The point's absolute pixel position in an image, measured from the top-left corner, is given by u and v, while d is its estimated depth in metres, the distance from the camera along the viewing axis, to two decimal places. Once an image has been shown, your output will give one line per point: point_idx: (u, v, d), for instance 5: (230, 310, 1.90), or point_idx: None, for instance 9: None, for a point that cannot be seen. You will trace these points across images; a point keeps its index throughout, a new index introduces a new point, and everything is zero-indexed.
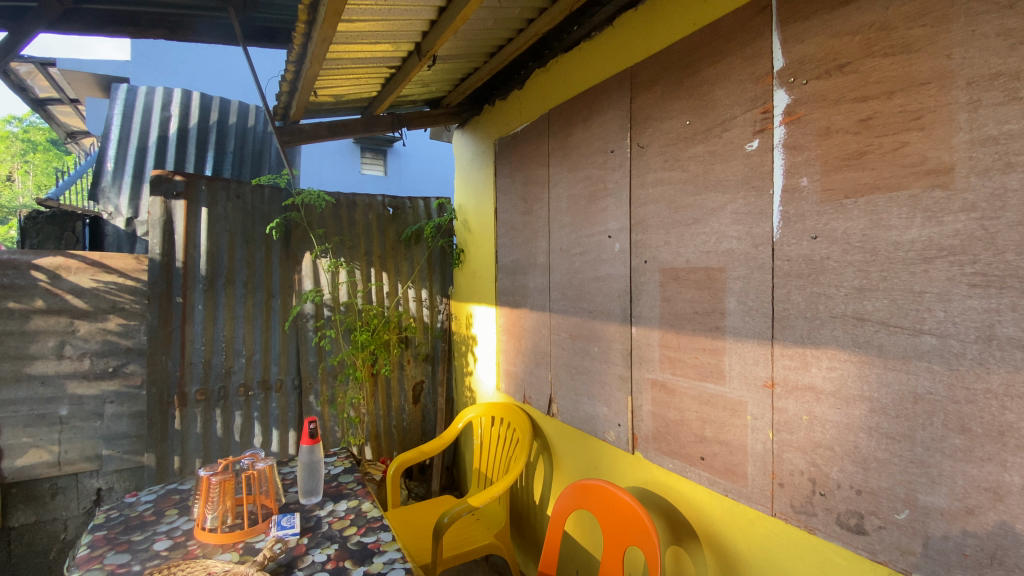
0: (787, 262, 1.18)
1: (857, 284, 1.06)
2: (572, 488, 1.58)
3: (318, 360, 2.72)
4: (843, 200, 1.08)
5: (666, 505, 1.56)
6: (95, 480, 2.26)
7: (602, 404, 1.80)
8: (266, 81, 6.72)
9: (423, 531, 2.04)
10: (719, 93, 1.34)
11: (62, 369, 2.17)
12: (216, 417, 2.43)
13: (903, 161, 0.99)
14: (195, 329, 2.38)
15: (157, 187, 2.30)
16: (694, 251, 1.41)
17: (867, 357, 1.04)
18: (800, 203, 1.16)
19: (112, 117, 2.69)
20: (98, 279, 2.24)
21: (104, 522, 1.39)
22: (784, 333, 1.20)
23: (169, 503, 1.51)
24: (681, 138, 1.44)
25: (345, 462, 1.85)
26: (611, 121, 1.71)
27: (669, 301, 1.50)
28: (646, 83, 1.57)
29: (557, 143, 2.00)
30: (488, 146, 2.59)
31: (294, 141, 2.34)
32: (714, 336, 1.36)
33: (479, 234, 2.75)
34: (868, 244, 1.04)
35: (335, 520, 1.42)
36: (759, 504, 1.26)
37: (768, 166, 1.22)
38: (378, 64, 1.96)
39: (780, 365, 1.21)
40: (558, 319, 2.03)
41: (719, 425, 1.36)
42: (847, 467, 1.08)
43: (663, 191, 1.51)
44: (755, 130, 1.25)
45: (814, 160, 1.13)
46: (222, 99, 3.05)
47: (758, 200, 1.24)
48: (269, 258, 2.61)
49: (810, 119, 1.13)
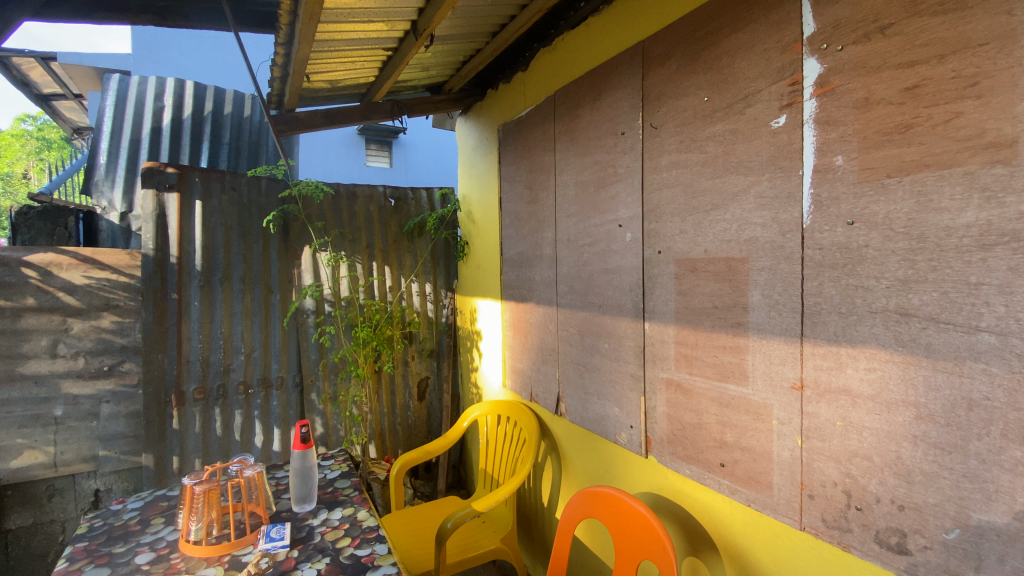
0: (819, 251, 1.06)
1: (901, 275, 0.94)
2: (580, 495, 1.48)
3: (319, 357, 2.64)
4: (884, 180, 0.96)
5: (682, 515, 1.45)
6: (93, 480, 2.21)
7: (612, 404, 1.69)
8: (258, 65, 6.58)
9: (426, 536, 1.97)
10: (740, 65, 1.22)
11: (56, 368, 2.11)
12: (215, 416, 2.38)
13: (956, 133, 0.86)
14: (191, 326, 2.32)
15: (149, 180, 2.22)
16: (713, 240, 1.29)
17: (913, 357, 0.92)
18: (834, 184, 1.03)
19: (104, 108, 2.60)
20: (90, 275, 2.17)
21: (87, 532, 1.33)
22: (815, 331, 1.08)
23: (156, 510, 1.44)
24: (699, 116, 1.32)
25: (343, 466, 1.77)
26: (622, 101, 1.59)
27: (685, 295, 1.38)
28: (659, 58, 1.44)
29: (564, 127, 1.88)
30: (491, 133, 2.49)
31: (289, 130, 2.25)
32: (735, 333, 1.25)
33: (483, 225, 2.65)
34: (915, 229, 0.91)
35: (328, 530, 1.34)
36: (786, 517, 1.15)
37: (797, 144, 1.10)
38: (373, 46, 1.85)
39: (810, 366, 1.09)
40: (566, 314, 1.92)
41: (741, 429, 1.25)
42: (888, 480, 0.97)
43: (679, 175, 1.39)
44: (782, 105, 1.13)
45: (851, 135, 1.00)
46: (217, 89, 2.94)
47: (786, 182, 1.12)
48: (267, 252, 2.53)
49: (846, 90, 1.01)
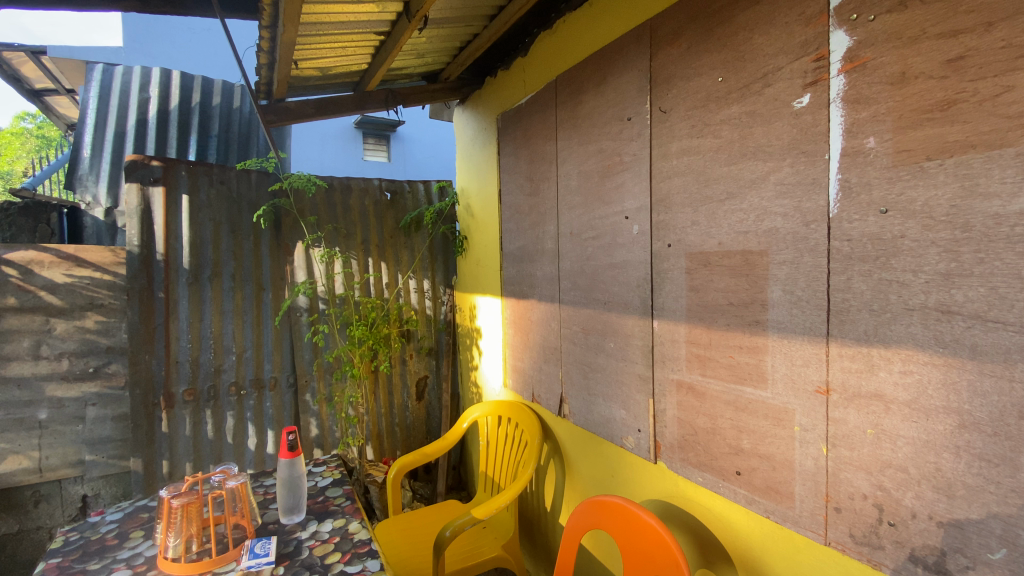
0: (847, 243, 0.97)
1: (942, 269, 0.84)
2: (587, 504, 1.39)
3: (313, 356, 2.55)
4: (923, 163, 0.86)
5: (695, 524, 1.37)
6: (80, 486, 2.16)
7: (619, 407, 1.60)
8: (249, 51, 6.48)
9: (424, 543, 1.89)
10: (758, 42, 1.12)
11: (39, 370, 2.05)
12: (206, 418, 2.30)
13: (1007, 110, 0.76)
14: (180, 325, 2.24)
15: (132, 173, 2.15)
16: (728, 232, 1.20)
17: (956, 360, 0.83)
18: (866, 168, 0.94)
19: (88, 100, 2.53)
20: (72, 273, 2.10)
21: (61, 547, 1.25)
22: (843, 330, 0.98)
23: (136, 523, 1.36)
24: (712, 98, 1.22)
25: (334, 473, 1.68)
26: (628, 85, 1.49)
27: (697, 291, 1.29)
28: (668, 37, 1.34)
29: (566, 114, 1.79)
30: (490, 123, 2.38)
31: (279, 121, 2.16)
32: (753, 332, 1.16)
33: (482, 219, 2.55)
34: (959, 217, 0.82)
35: (317, 544, 1.25)
36: (810, 531, 1.06)
37: (822, 125, 1.00)
38: (364, 30, 1.75)
39: (837, 368, 1.00)
40: (569, 312, 1.83)
41: (758, 435, 1.16)
42: (926, 494, 0.88)
43: (690, 162, 1.29)
44: (805, 83, 1.03)
45: (885, 114, 0.91)
46: (205, 78, 2.82)
47: (810, 167, 1.03)
48: (258, 249, 2.43)
49: (880, 64, 0.91)
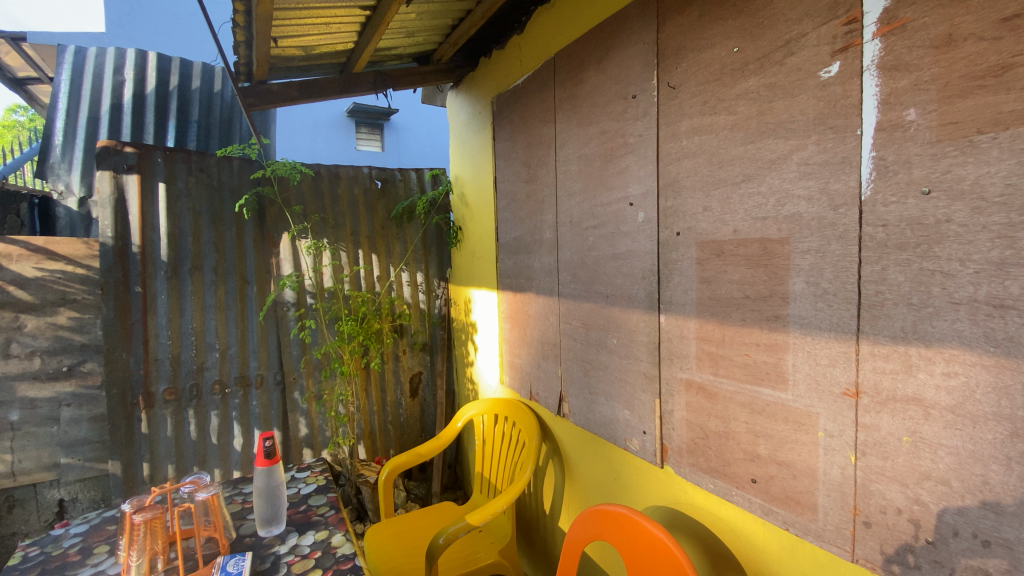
0: (883, 229, 0.86)
1: (995, 257, 0.74)
2: (589, 514, 1.29)
3: (302, 352, 2.45)
4: (974, 136, 0.75)
5: (705, 533, 1.28)
6: (56, 490, 2.06)
7: (623, 407, 1.51)
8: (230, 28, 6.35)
9: (417, 549, 1.79)
10: (778, 6, 1.01)
11: (10, 369, 1.96)
12: (189, 418, 2.20)
13: None
14: (159, 321, 2.13)
15: (105, 161, 2.04)
16: (745, 218, 1.10)
17: (1009, 361, 0.73)
18: (904, 145, 0.83)
19: (59, 83, 2.43)
20: (42, 267, 2.00)
21: (18, 564, 1.14)
22: (876, 326, 0.88)
23: (101, 536, 1.26)
24: (726, 71, 1.12)
25: (319, 479, 1.59)
26: (633, 59, 1.38)
27: (709, 283, 1.19)
28: (677, 5, 1.23)
29: (565, 94, 1.67)
30: (485, 106, 2.26)
31: (261, 104, 2.05)
32: (772, 329, 1.06)
33: (477, 208, 2.44)
34: (1016, 199, 0.71)
35: (297, 560, 1.16)
36: (834, 546, 0.97)
37: (854, 96, 0.89)
38: (348, 5, 1.64)
39: (868, 369, 0.90)
40: (569, 305, 1.73)
41: (777, 441, 1.06)
42: (970, 509, 0.78)
43: (701, 142, 1.18)
44: (834, 50, 0.92)
45: (928, 82, 0.80)
46: (183, 61, 2.69)
47: (839, 144, 0.92)
48: (242, 240, 2.32)
49: (922, 25, 0.80)
